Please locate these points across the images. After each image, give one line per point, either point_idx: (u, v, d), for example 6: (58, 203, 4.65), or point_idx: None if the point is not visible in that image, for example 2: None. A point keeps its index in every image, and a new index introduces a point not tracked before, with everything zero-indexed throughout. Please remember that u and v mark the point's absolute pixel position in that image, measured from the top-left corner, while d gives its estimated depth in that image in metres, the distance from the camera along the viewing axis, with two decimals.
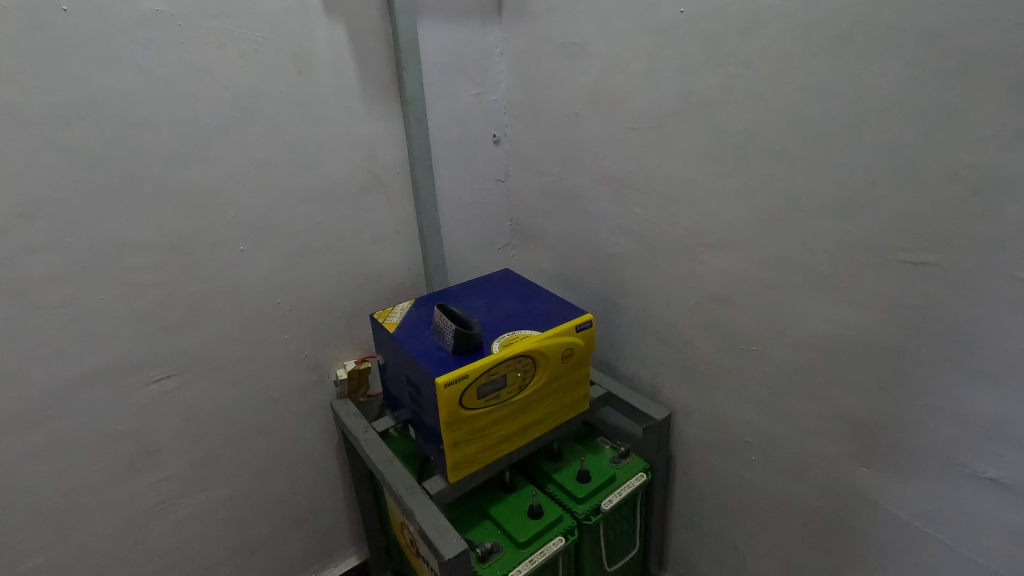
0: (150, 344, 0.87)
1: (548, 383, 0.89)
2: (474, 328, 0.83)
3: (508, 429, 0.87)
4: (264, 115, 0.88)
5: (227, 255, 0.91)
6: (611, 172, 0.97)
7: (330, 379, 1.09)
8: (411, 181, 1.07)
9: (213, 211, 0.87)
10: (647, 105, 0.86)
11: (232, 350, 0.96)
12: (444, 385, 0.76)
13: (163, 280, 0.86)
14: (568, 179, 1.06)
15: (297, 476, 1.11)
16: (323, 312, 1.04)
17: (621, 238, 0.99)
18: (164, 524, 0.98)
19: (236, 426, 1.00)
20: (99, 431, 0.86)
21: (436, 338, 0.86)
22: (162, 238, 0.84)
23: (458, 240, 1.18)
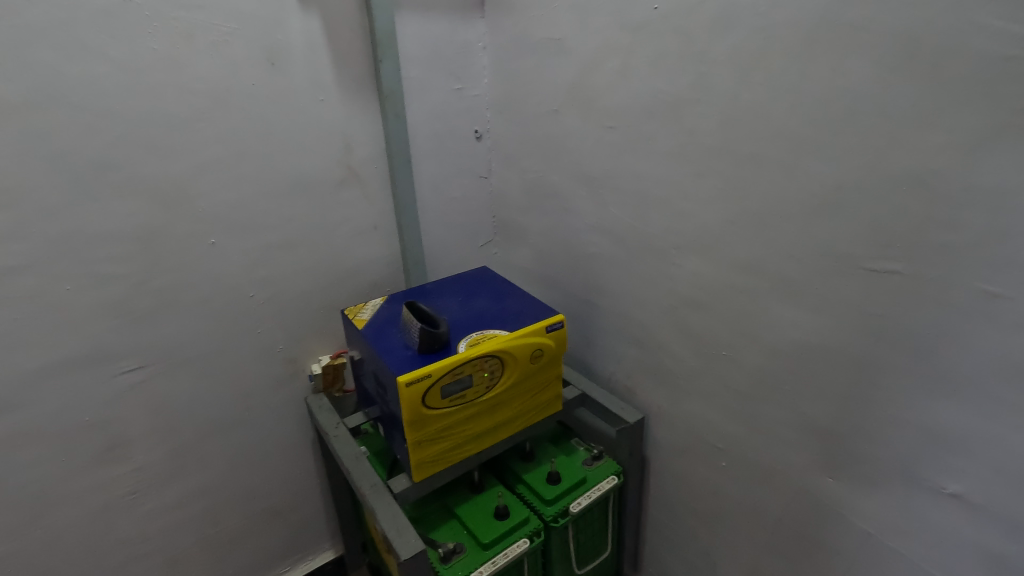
0: (119, 335, 0.87)
1: (517, 383, 0.88)
2: (441, 327, 0.82)
3: (475, 429, 0.87)
4: (237, 107, 0.87)
5: (199, 248, 0.90)
6: (588, 170, 0.95)
7: (305, 374, 1.08)
8: (389, 176, 1.06)
9: (183, 203, 0.86)
10: (622, 103, 0.85)
11: (204, 343, 0.95)
12: (405, 385, 0.75)
13: (133, 272, 0.85)
14: (548, 177, 1.05)
15: (271, 470, 1.11)
16: (298, 306, 1.03)
17: (598, 238, 0.98)
18: (133, 515, 0.97)
19: (208, 418, 1.00)
20: (67, 421, 0.86)
21: (404, 337, 0.85)
22: (132, 230, 0.83)
23: (439, 236, 1.17)
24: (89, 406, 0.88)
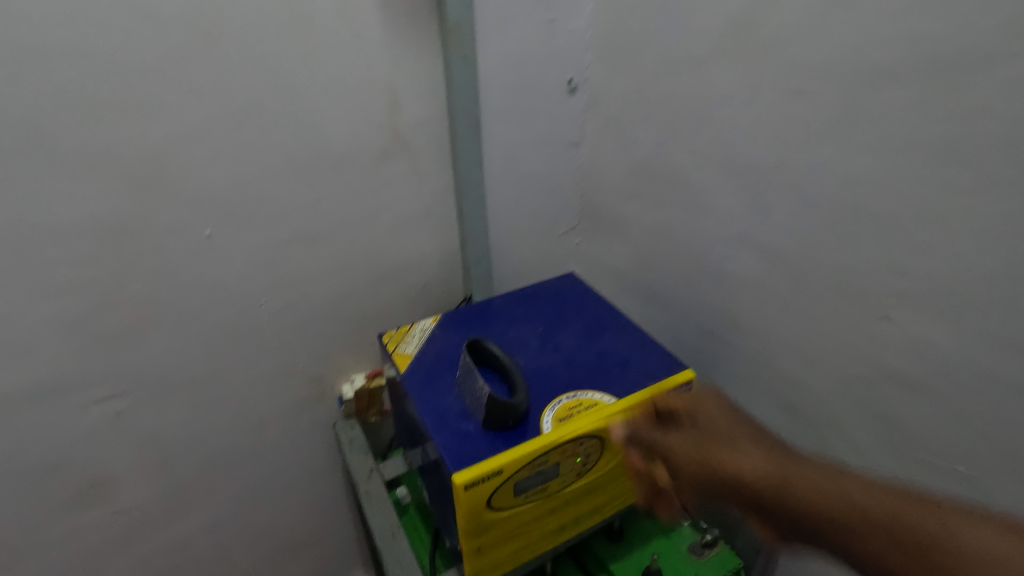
0: (88, 358, 0.65)
1: (619, 465, 0.62)
2: (518, 394, 0.57)
3: (555, 525, 0.62)
4: (238, 45, 0.59)
5: (190, 243, 0.65)
6: (748, 156, 0.65)
7: (333, 395, 0.86)
8: (450, 145, 0.77)
9: (163, 183, 0.61)
10: (838, 58, 0.53)
11: (205, 363, 0.73)
12: (464, 489, 0.51)
13: (100, 277, 0.62)
14: (675, 157, 0.74)
15: (294, 500, 0.92)
16: (325, 315, 0.79)
17: (747, 254, 0.69)
18: (127, 560, 0.79)
19: (214, 449, 0.79)
20: (28, 464, 0.65)
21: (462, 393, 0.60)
22: (93, 222, 0.59)
23: (511, 224, 0.88)
24: (56, 445, 0.66)
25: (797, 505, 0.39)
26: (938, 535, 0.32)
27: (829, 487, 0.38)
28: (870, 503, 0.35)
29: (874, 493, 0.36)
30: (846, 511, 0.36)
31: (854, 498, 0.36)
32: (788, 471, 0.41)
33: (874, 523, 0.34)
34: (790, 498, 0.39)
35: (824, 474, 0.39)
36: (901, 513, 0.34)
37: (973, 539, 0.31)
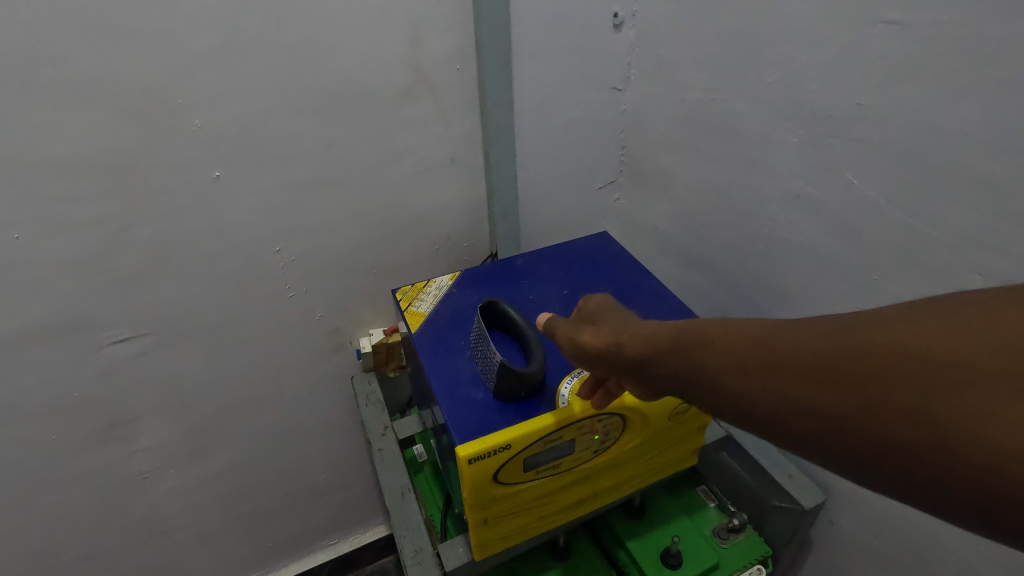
0: (102, 299, 0.64)
1: (642, 444, 0.57)
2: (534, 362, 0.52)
3: (569, 501, 0.58)
4: None
5: (199, 184, 0.62)
6: (823, 103, 0.55)
7: (352, 348, 0.84)
8: (477, 85, 0.70)
9: (167, 118, 0.57)
10: None
11: (219, 309, 0.71)
12: (468, 463, 0.47)
13: (108, 216, 0.59)
14: (733, 104, 0.65)
15: (314, 448, 0.92)
16: (342, 265, 0.76)
17: (809, 218, 0.61)
18: (151, 495, 0.81)
19: (233, 395, 0.79)
20: (48, 400, 0.66)
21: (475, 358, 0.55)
22: (97, 157, 0.56)
23: (543, 176, 0.82)
24: (75, 383, 0.67)
25: (726, 381, 0.34)
26: (872, 357, 0.28)
27: (749, 357, 0.33)
28: (767, 336, 0.33)
29: (791, 344, 0.32)
30: (773, 373, 0.32)
31: (780, 358, 0.32)
32: (700, 348, 0.36)
33: (805, 373, 0.30)
34: (717, 378, 0.35)
35: (734, 342, 0.35)
36: (795, 347, 0.32)
37: (901, 345, 0.28)
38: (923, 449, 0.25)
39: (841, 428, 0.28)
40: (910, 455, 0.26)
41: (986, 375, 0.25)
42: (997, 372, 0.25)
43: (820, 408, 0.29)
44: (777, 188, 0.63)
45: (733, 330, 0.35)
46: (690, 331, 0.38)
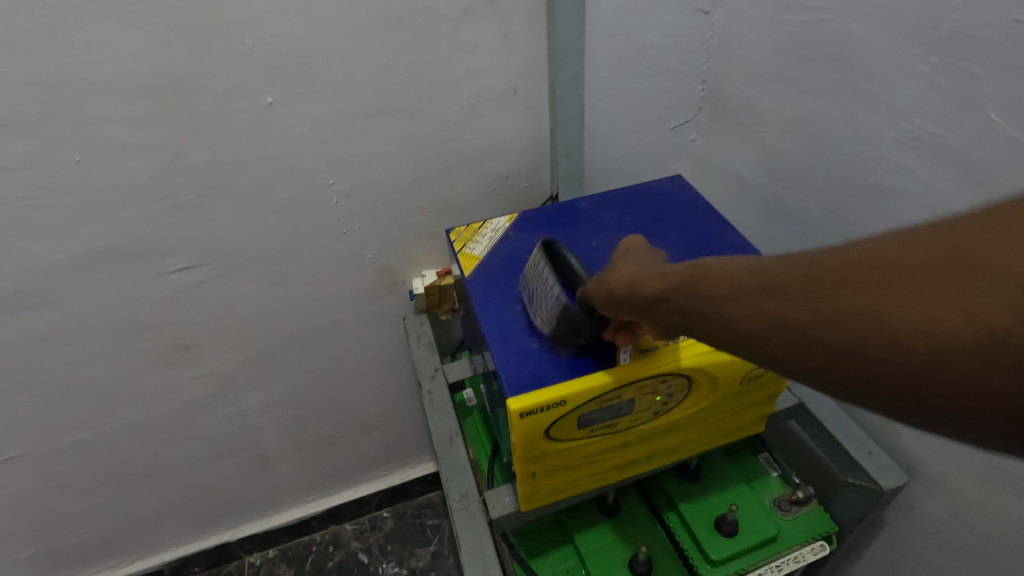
0: (164, 226, 0.64)
1: (706, 408, 0.53)
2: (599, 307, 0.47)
3: (622, 461, 0.55)
4: None
5: (252, 110, 0.59)
6: (966, 22, 0.46)
7: (404, 288, 0.82)
8: (545, 3, 0.63)
9: (218, 36, 0.54)
10: None
11: (273, 241, 0.70)
12: (519, 417, 0.44)
13: (163, 142, 0.58)
14: (847, 26, 0.56)
15: (367, 384, 0.93)
16: (397, 202, 0.73)
17: (929, 165, 0.52)
18: (215, 416, 0.85)
19: (289, 328, 0.80)
20: (119, 321, 0.69)
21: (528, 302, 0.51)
22: (149, 78, 0.54)
23: (613, 110, 0.74)
24: (141, 307, 0.69)
25: (722, 308, 0.31)
26: (842, 272, 0.26)
27: (741, 281, 0.30)
28: (759, 262, 0.30)
29: (781, 268, 0.29)
30: (762, 297, 0.29)
31: (766, 280, 0.29)
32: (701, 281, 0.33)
33: (785, 294, 0.28)
34: (712, 306, 0.31)
35: (732, 269, 0.31)
36: (783, 270, 0.29)
37: (871, 256, 0.25)
38: (877, 355, 0.24)
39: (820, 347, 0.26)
40: (863, 362, 0.25)
41: (934, 272, 0.23)
42: (950, 268, 0.22)
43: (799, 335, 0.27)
44: (892, 129, 0.54)
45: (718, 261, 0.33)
46: (693, 267, 0.34)
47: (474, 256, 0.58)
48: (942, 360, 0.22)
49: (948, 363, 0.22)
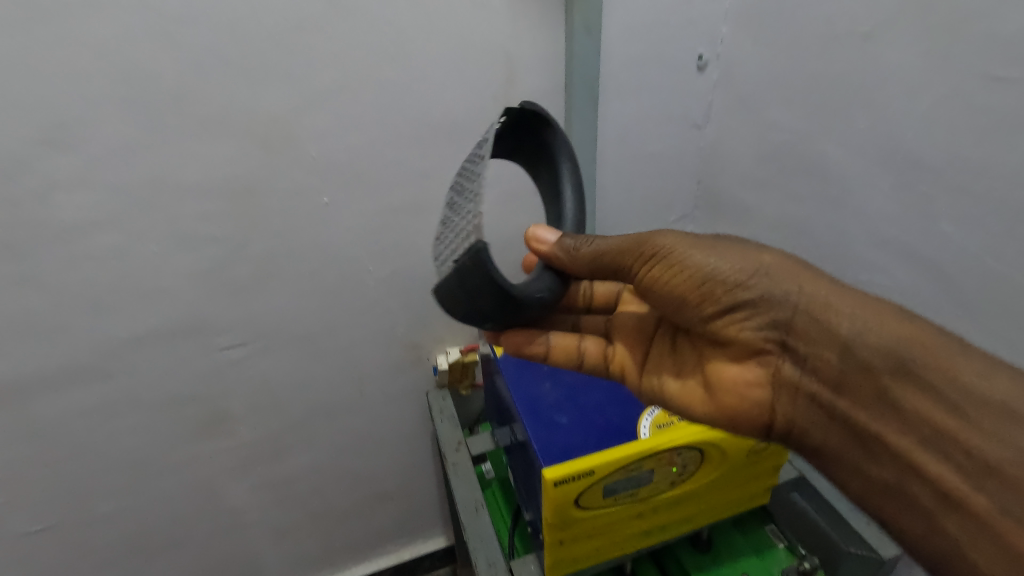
0: (219, 307, 0.71)
1: (718, 479, 0.58)
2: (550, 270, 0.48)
3: (641, 530, 0.59)
4: (363, 11, 0.59)
5: (309, 208, 0.68)
6: (915, 150, 0.56)
7: (428, 363, 0.88)
8: (563, 120, 0.74)
9: (290, 148, 0.63)
10: None
11: (314, 320, 0.77)
12: (553, 485, 0.49)
13: (230, 234, 0.66)
14: (820, 146, 0.66)
15: (386, 456, 0.96)
16: (427, 285, 0.80)
17: (897, 263, 0.61)
18: (239, 488, 0.88)
19: (319, 401, 0.85)
20: (166, 394, 0.75)
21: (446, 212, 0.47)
22: (226, 182, 0.63)
23: (621, 206, 0.84)
24: (188, 380, 0.75)
25: (852, 376, 0.41)
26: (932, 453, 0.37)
27: (889, 379, 0.39)
28: (926, 380, 0.37)
29: (924, 403, 0.38)
30: (886, 402, 0.39)
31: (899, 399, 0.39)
32: (869, 351, 0.40)
33: (899, 412, 0.39)
34: (857, 365, 0.40)
35: (900, 365, 0.38)
36: (920, 406, 0.38)
37: (948, 467, 0.37)
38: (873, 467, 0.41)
39: (932, 426, 0.37)
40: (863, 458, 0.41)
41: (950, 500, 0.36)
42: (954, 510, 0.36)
43: (914, 400, 0.38)
44: (864, 232, 0.64)
45: (899, 312, 0.40)
46: (895, 342, 0.39)
47: None
48: (891, 481, 0.40)
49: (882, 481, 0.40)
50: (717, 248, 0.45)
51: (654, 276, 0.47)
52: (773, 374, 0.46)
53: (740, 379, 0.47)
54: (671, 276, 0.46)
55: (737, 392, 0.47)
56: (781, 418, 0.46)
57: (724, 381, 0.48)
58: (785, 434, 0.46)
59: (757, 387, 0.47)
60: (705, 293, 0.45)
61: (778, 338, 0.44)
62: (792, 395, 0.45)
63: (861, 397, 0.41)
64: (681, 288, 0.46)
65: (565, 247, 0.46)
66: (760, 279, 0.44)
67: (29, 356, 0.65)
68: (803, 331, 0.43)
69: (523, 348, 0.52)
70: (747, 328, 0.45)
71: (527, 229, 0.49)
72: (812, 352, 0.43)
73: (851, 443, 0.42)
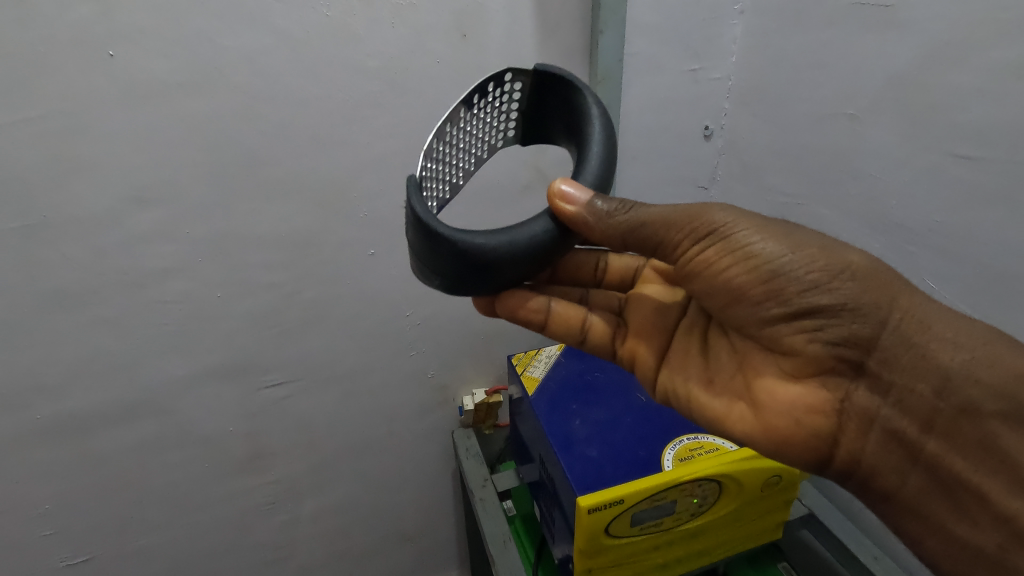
0: (269, 348, 0.77)
1: (736, 511, 0.63)
2: (533, 225, 0.43)
3: (665, 559, 0.63)
4: (416, 91, 0.67)
5: (357, 259, 0.75)
6: (900, 215, 0.64)
7: (454, 404, 0.93)
8: None
9: (345, 206, 0.71)
10: (1018, 123, 0.52)
11: (353, 361, 0.83)
12: (587, 512, 0.55)
13: (285, 281, 0.73)
14: (816, 209, 0.74)
15: (410, 494, 1.00)
16: (457, 329, 0.87)
17: None
18: (270, 523, 0.91)
19: (351, 439, 0.90)
20: (212, 430, 0.79)
21: (466, 176, 0.52)
22: (288, 235, 0.70)
23: None
24: (233, 417, 0.80)
25: (954, 414, 0.40)
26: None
27: (998, 423, 0.39)
28: None
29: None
30: (989, 446, 0.40)
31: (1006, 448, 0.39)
32: (983, 393, 0.39)
33: (999, 458, 0.39)
34: (963, 403, 0.40)
35: (1014, 411, 0.38)
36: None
37: None
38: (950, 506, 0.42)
39: None
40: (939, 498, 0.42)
41: None
42: None
43: (1015, 446, 0.38)
44: None
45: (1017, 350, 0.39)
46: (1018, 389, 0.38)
47: (533, 376, 0.71)
48: (971, 523, 0.41)
49: (957, 520, 0.42)
50: (795, 244, 0.44)
51: (716, 268, 0.46)
52: (842, 398, 0.45)
53: (799, 397, 0.46)
54: (734, 268, 0.45)
55: (792, 414, 0.46)
56: (845, 446, 0.46)
57: (776, 401, 0.47)
58: (848, 467, 0.46)
59: (817, 413, 0.46)
60: (776, 291, 0.44)
61: (857, 350, 0.43)
62: (864, 424, 0.44)
63: (958, 441, 0.41)
64: (745, 283, 0.45)
65: (597, 210, 0.43)
66: (843, 285, 0.42)
67: (94, 393, 0.70)
68: (887, 354, 0.42)
69: (518, 312, 0.53)
70: (818, 340, 0.44)
71: (551, 183, 0.44)
72: (898, 380, 0.42)
73: (933, 489, 0.43)
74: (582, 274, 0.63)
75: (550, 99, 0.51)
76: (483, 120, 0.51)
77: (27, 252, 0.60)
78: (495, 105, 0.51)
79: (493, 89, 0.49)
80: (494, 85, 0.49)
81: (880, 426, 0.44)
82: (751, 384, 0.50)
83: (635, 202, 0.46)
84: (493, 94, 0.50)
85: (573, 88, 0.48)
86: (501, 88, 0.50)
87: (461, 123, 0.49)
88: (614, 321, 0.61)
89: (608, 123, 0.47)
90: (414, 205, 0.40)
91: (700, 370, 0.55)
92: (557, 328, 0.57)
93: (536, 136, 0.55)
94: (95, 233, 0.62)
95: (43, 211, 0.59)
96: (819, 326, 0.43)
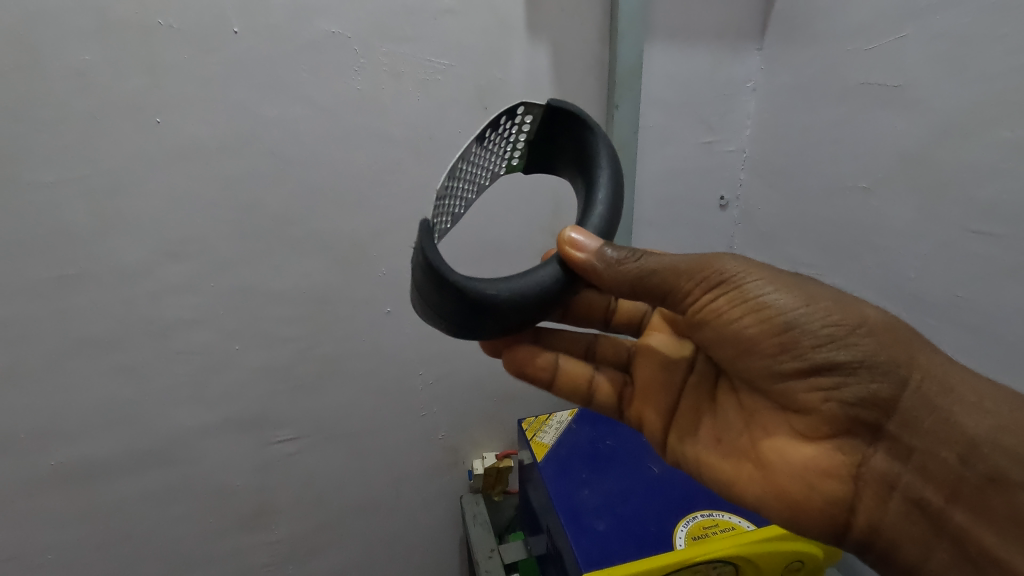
0: (281, 402, 0.77)
1: None
2: (539, 272, 0.44)
3: None
4: (437, 158, 0.71)
5: (373, 317, 0.76)
6: (918, 288, 0.63)
7: (463, 467, 0.91)
8: None
9: (364, 264, 0.73)
10: None
11: (364, 418, 0.82)
12: None
13: (302, 336, 0.74)
14: (834, 280, 0.74)
15: (415, 561, 0.96)
16: (470, 389, 0.86)
17: None
18: None
19: (357, 499, 0.88)
20: (218, 484, 0.79)
21: (468, 205, 0.53)
22: (308, 291, 0.72)
23: None
24: (241, 472, 0.79)
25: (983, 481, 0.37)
26: None
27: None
28: None
29: None
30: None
31: None
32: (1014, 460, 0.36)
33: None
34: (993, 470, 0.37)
35: None
36: None
37: None
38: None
39: None
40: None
41: None
42: None
43: None
44: None
45: None
46: None
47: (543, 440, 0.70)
48: None
49: None
50: (809, 297, 0.43)
51: (726, 319, 0.45)
52: (859, 463, 0.43)
53: (814, 458, 0.44)
54: (746, 318, 0.44)
55: (805, 477, 0.44)
56: (863, 515, 0.43)
57: (788, 462, 0.45)
58: (866, 540, 0.43)
59: (832, 477, 0.43)
60: (790, 345, 0.43)
61: (876, 411, 0.41)
62: (883, 490, 0.42)
63: (988, 513, 0.37)
64: (757, 334, 0.44)
65: (606, 257, 0.44)
66: (861, 341, 0.41)
67: (107, 441, 0.71)
68: (908, 416, 0.40)
69: (525, 367, 0.56)
70: (835, 399, 0.42)
71: (561, 231, 0.45)
72: (919, 445, 0.40)
73: (960, 567, 0.39)
74: (593, 313, 0.63)
75: (558, 133, 0.52)
76: (491, 151, 0.51)
77: (60, 299, 0.63)
78: (504, 137, 0.51)
79: (504, 121, 0.49)
80: (507, 118, 0.49)
81: (901, 494, 0.41)
82: (761, 443, 0.48)
83: (645, 251, 0.46)
84: (504, 126, 0.50)
85: (588, 130, 0.50)
86: (511, 121, 0.50)
87: (472, 157, 0.49)
88: (620, 376, 0.61)
89: (616, 169, 0.49)
90: (427, 248, 0.39)
91: (710, 428, 0.54)
92: (563, 386, 0.58)
93: (538, 165, 0.56)
94: (125, 285, 0.65)
95: (80, 262, 0.62)
96: (836, 384, 0.42)
